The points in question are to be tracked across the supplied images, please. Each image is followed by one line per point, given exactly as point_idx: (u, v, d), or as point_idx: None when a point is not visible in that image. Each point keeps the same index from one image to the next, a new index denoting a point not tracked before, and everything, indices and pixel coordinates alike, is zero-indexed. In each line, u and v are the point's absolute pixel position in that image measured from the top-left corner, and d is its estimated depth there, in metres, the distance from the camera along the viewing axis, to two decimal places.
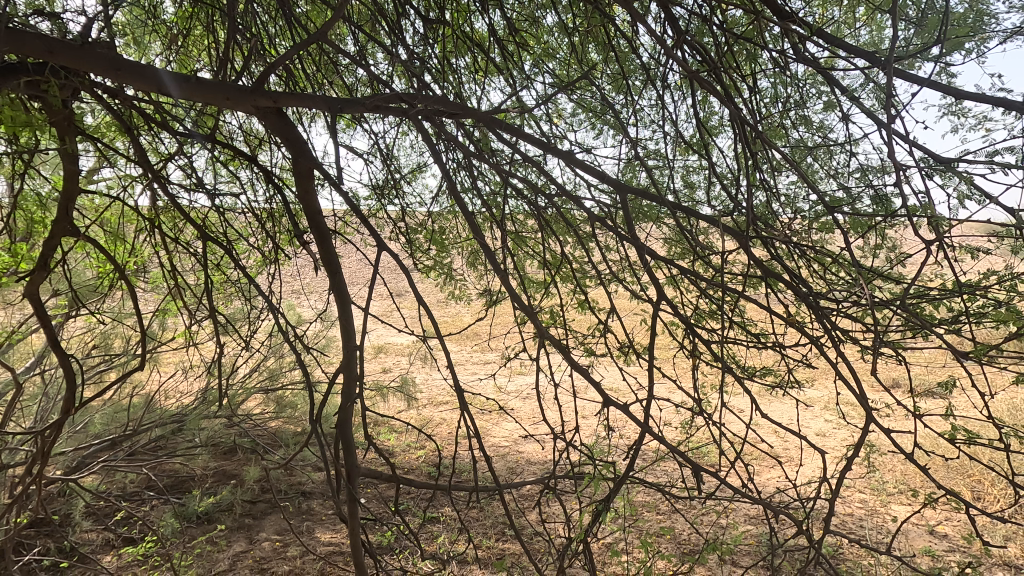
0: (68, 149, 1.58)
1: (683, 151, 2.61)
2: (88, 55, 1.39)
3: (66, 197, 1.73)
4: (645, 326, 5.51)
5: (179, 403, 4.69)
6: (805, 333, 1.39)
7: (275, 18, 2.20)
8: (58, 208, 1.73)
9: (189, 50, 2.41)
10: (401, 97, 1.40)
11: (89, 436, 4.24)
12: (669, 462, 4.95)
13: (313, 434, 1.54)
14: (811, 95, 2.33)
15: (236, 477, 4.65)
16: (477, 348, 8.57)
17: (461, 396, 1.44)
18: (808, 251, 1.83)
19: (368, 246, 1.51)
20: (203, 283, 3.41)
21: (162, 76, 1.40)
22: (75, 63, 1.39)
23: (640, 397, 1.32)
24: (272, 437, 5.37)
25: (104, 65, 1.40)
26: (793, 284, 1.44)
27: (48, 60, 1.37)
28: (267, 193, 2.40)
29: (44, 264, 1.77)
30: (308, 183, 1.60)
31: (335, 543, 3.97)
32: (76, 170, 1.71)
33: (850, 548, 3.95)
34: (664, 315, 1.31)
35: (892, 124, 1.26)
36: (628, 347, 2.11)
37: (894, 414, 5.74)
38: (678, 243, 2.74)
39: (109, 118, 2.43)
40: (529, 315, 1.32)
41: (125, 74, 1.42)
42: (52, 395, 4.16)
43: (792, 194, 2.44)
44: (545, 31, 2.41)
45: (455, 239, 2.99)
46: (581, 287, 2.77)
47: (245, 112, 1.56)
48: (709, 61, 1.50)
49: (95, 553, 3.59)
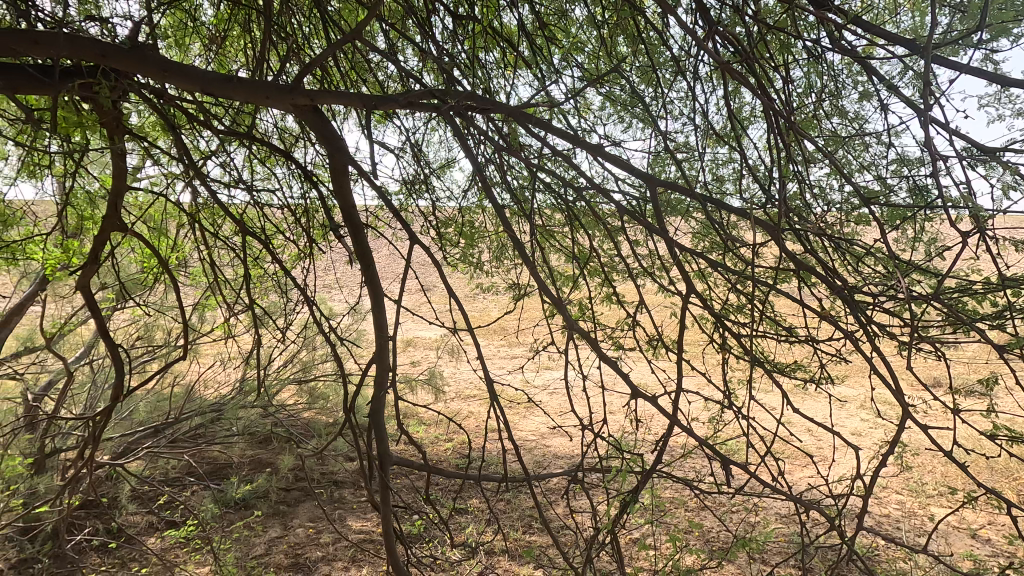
0: (117, 148, 1.65)
1: (714, 143, 2.57)
2: (136, 56, 1.44)
3: (115, 194, 1.79)
4: (673, 321, 5.48)
5: (217, 393, 4.87)
6: (838, 328, 1.34)
7: (310, 18, 2.25)
8: (106, 204, 1.80)
9: (227, 52, 2.49)
10: (432, 93, 1.41)
11: (134, 423, 4.43)
12: (697, 459, 4.91)
13: (345, 425, 1.55)
14: (846, 84, 2.27)
15: (270, 466, 4.80)
16: (505, 343, 8.64)
17: (492, 387, 1.45)
18: (844, 244, 1.77)
19: (399, 240, 1.52)
20: (240, 278, 3.53)
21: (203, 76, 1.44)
22: (125, 66, 1.43)
23: (668, 389, 1.30)
24: (305, 427, 5.54)
25: (151, 66, 1.45)
26: (826, 278, 1.40)
27: (100, 62, 1.43)
28: (301, 188, 2.45)
29: (94, 258, 1.83)
30: (342, 179, 1.62)
31: (366, 532, 4.08)
32: (124, 168, 1.78)
33: (886, 550, 3.85)
34: (693, 307, 1.29)
35: (930, 112, 1.22)
36: (655, 341, 2.10)
37: (933, 413, 5.56)
38: (707, 235, 2.71)
39: (153, 118, 2.53)
40: (558, 307, 1.32)
41: (174, 76, 1.47)
42: (100, 384, 4.37)
43: (826, 186, 2.37)
44: (572, 25, 2.41)
45: (483, 233, 3.02)
46: (609, 281, 2.76)
47: (283, 111, 1.59)
48: (742, 52, 1.49)
49: (140, 535, 3.75)
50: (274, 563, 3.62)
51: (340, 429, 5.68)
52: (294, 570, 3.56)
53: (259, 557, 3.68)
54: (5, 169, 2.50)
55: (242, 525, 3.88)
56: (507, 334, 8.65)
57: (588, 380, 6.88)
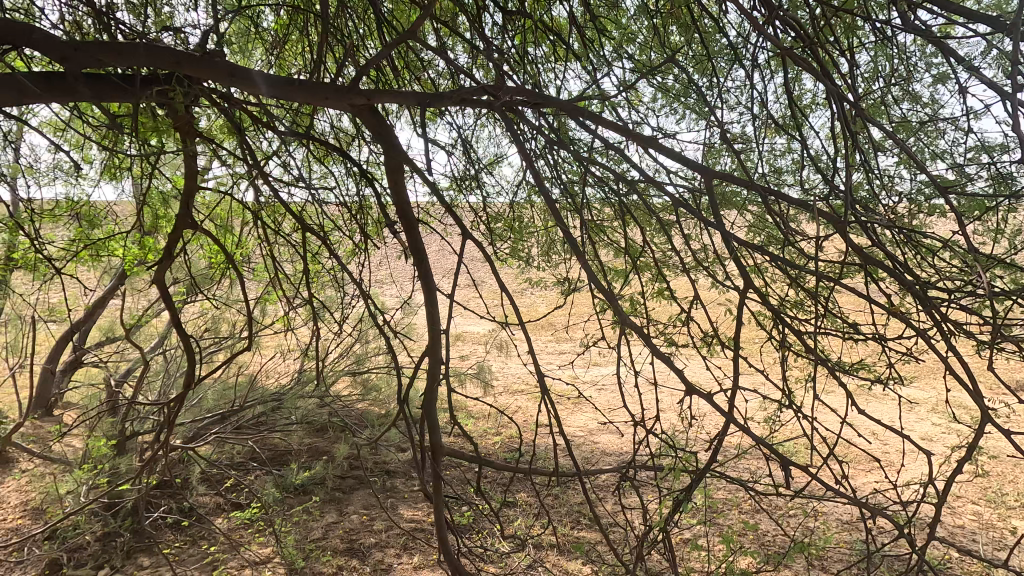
0: (188, 151, 1.75)
1: (772, 133, 2.48)
2: (206, 63, 1.51)
3: (187, 193, 1.90)
4: (728, 318, 5.32)
5: (277, 382, 5.11)
6: (909, 324, 1.26)
7: (364, 19, 2.31)
8: (179, 203, 1.91)
9: (287, 57, 2.59)
10: (484, 89, 1.42)
11: (203, 410, 4.71)
12: (752, 460, 4.75)
13: (399, 416, 1.58)
14: (919, 67, 2.13)
15: (326, 454, 4.99)
16: (554, 338, 8.64)
17: (543, 381, 1.45)
18: (916, 237, 1.67)
19: (452, 235, 1.54)
20: (299, 273, 3.69)
21: (258, 79, 1.50)
22: (197, 73, 1.51)
23: (724, 386, 1.26)
24: (360, 417, 5.73)
25: (220, 72, 1.52)
26: (896, 272, 1.32)
27: (174, 70, 1.51)
28: (356, 186, 2.52)
29: (168, 254, 1.95)
30: (397, 176, 1.65)
31: (417, 521, 4.18)
32: (195, 169, 1.89)
33: (961, 563, 3.61)
34: (751, 302, 1.25)
35: (1015, 92, 1.13)
36: (709, 337, 2.05)
37: (1016, 419, 5.16)
38: (764, 229, 2.62)
39: (220, 121, 2.67)
40: (610, 301, 1.30)
41: (240, 81, 1.54)
42: (172, 372, 4.68)
43: (896, 175, 2.24)
44: (624, 16, 2.38)
45: (533, 229, 3.03)
46: (660, 276, 2.70)
47: (341, 111, 1.64)
48: (804, 35, 1.43)
49: (209, 514, 4.00)
50: (331, 547, 3.77)
51: (392, 420, 5.84)
52: (349, 554, 3.69)
53: (316, 541, 3.84)
54: (90, 173, 2.71)
55: (302, 509, 4.06)
56: (556, 330, 8.64)
57: (638, 377, 6.79)
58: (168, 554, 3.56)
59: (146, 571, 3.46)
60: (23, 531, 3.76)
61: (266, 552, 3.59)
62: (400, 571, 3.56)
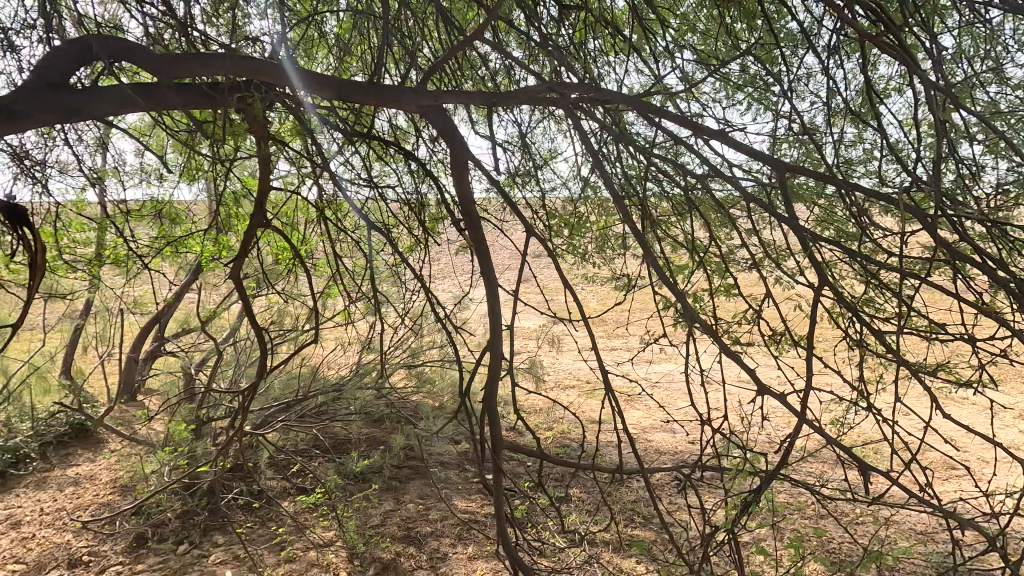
0: (264, 152, 1.83)
1: (844, 122, 2.36)
2: (282, 68, 1.58)
3: (261, 192, 2.00)
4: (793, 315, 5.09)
5: (338, 374, 5.33)
6: (1008, 327, 1.18)
7: (424, 18, 2.35)
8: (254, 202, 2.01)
9: (350, 58, 2.68)
10: (549, 87, 1.42)
11: (269, 399, 4.97)
12: (816, 463, 4.55)
13: (461, 409, 1.60)
14: (1014, 46, 1.97)
15: (383, 444, 5.16)
16: (606, 334, 8.56)
17: (606, 379, 1.44)
18: (1012, 231, 1.55)
19: (515, 232, 1.55)
20: (359, 268, 3.82)
21: (290, 72, 1.56)
22: (276, 79, 1.57)
23: (798, 386, 1.21)
24: (415, 409, 5.88)
25: (295, 77, 1.59)
26: (991, 269, 1.23)
27: (253, 76, 1.59)
28: (416, 184, 2.58)
29: (243, 250, 2.06)
30: (461, 174, 1.67)
31: (471, 512, 4.25)
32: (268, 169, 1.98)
33: None
34: (829, 300, 1.20)
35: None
36: (776, 335, 1.97)
37: None
38: (834, 222, 2.51)
39: (288, 123, 2.79)
40: (678, 299, 1.28)
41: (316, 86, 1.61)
42: (241, 362, 4.94)
43: (986, 164, 2.08)
44: (682, 5, 2.33)
45: (589, 224, 3.01)
46: (721, 271, 2.63)
47: (408, 112, 1.69)
48: (886, 18, 1.35)
49: (275, 498, 4.21)
50: (390, 533, 3.88)
51: (446, 413, 5.96)
52: (406, 541, 3.79)
53: (376, 527, 3.96)
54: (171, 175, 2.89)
55: (363, 496, 4.21)
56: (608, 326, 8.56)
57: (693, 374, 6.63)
58: (240, 533, 3.78)
59: (221, 548, 3.69)
60: (114, 506, 4.09)
61: (329, 536, 3.74)
62: (455, 560, 3.63)
